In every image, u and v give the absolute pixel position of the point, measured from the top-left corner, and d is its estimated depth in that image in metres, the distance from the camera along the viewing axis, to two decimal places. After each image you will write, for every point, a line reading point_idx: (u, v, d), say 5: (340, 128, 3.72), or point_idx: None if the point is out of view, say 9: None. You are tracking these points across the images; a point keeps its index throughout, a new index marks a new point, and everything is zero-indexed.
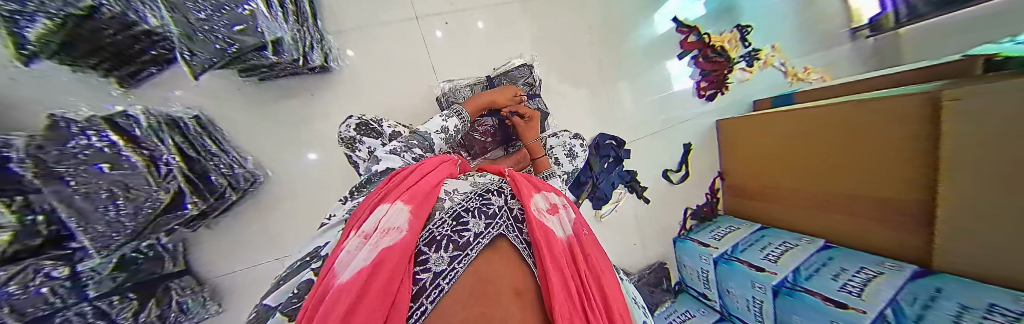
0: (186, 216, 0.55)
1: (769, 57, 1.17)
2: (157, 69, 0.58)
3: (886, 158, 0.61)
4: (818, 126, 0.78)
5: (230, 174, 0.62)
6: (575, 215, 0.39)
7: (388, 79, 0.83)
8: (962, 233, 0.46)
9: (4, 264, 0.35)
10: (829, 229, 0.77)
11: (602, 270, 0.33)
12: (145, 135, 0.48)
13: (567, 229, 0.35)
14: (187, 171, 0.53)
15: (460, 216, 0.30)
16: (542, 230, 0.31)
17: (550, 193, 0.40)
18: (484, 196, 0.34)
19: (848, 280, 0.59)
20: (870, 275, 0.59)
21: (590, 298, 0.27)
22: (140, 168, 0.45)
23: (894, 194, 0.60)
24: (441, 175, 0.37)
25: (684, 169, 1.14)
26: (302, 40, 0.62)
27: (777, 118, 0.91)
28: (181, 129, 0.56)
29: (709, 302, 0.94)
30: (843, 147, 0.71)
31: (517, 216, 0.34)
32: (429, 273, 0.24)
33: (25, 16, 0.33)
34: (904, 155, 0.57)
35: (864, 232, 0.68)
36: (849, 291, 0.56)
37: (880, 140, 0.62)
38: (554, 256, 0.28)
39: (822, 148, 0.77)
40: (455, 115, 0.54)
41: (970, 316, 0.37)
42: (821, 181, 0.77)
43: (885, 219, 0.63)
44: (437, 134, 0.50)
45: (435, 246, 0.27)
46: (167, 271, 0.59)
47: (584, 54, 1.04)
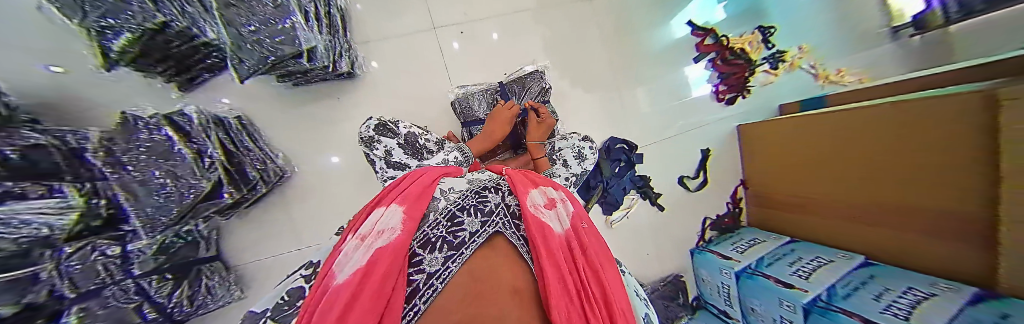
0: (223, 204, 0.60)
1: (794, 60, 1.11)
2: (210, 75, 0.67)
3: (934, 165, 0.55)
4: (852, 129, 0.73)
5: (263, 168, 0.67)
6: (575, 209, 0.38)
7: (406, 83, 0.89)
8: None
9: (71, 240, 0.40)
10: (871, 243, 0.70)
11: (605, 267, 0.32)
12: (197, 132, 0.54)
13: (566, 223, 0.34)
14: (227, 163, 0.58)
15: (455, 217, 0.31)
16: (539, 226, 0.30)
17: (548, 188, 0.40)
18: (480, 194, 0.35)
19: (894, 300, 0.53)
20: (919, 296, 0.52)
21: (589, 292, 0.26)
22: (189, 159, 0.50)
23: (946, 205, 0.54)
24: (434, 174, 0.38)
25: (701, 176, 1.09)
26: (332, 48, 0.68)
27: (806, 122, 0.86)
28: (225, 127, 0.62)
29: (730, 320, 0.87)
30: (881, 151, 0.66)
31: (514, 212, 0.34)
32: (423, 274, 0.24)
33: (114, 31, 0.42)
34: (957, 161, 0.51)
35: (911, 247, 0.62)
36: (895, 314, 0.50)
37: (924, 144, 0.57)
38: (551, 251, 0.28)
39: (859, 154, 0.71)
40: (455, 150, 0.58)
41: None
42: (860, 189, 0.71)
43: (936, 234, 0.57)
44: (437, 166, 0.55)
45: (429, 248, 0.27)
46: (200, 255, 0.65)
47: (595, 58, 1.05)
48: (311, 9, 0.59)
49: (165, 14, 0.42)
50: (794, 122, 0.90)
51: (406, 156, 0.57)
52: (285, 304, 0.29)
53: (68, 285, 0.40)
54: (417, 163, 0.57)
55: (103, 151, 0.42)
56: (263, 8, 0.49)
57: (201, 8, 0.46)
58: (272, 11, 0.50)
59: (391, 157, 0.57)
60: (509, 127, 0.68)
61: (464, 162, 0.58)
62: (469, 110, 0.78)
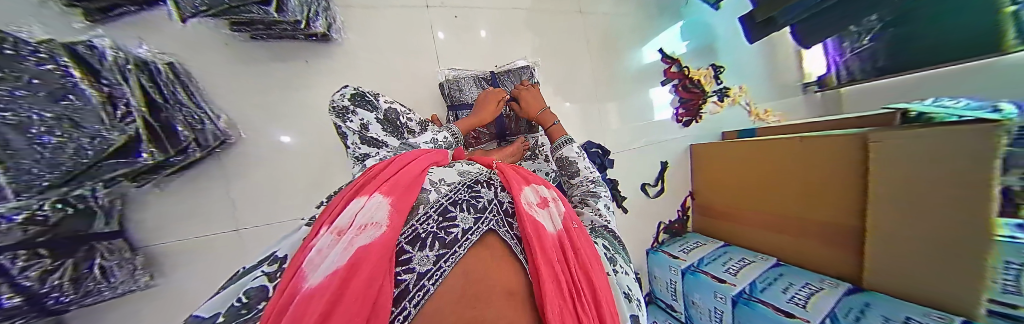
0: (139, 167, 0.49)
1: (736, 95, 1.32)
2: (137, 8, 0.54)
3: (828, 186, 0.72)
4: (769, 154, 0.90)
5: (199, 129, 0.56)
6: (565, 208, 0.41)
7: (388, 59, 0.83)
8: (897, 251, 0.56)
9: None
10: (780, 248, 0.85)
11: (592, 261, 0.35)
12: (109, 71, 0.43)
13: (557, 223, 0.36)
14: (149, 117, 0.48)
15: (447, 211, 0.30)
16: (533, 224, 0.32)
17: (541, 186, 0.42)
18: (473, 188, 0.35)
19: (797, 292, 0.67)
20: (813, 289, 0.67)
21: (581, 294, 0.28)
22: (94, 103, 0.40)
23: (835, 217, 0.69)
24: (423, 164, 0.36)
25: (659, 184, 1.22)
26: (308, 4, 0.61)
27: (745, 145, 1.00)
28: (151, 74, 0.50)
29: (674, 313, 0.98)
30: (795, 174, 0.81)
31: (507, 209, 0.35)
32: (412, 273, 0.23)
33: None
34: (848, 185, 0.67)
35: (807, 251, 0.77)
36: (796, 302, 0.63)
37: (823, 171, 0.73)
38: (544, 249, 0.30)
39: (773, 174, 0.88)
40: (445, 130, 0.57)
41: None
42: (773, 202, 0.87)
43: (825, 240, 0.72)
44: (426, 144, 0.52)
45: (419, 245, 0.26)
46: (94, 230, 0.50)
47: (580, 64, 1.12)
48: None
49: None
50: (735, 143, 1.05)
51: (383, 133, 0.53)
52: (242, 310, 0.25)
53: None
54: (396, 141, 0.53)
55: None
56: None
57: None
58: None
59: (367, 132, 0.52)
60: (497, 110, 0.69)
61: (454, 143, 0.58)
62: (459, 93, 0.76)
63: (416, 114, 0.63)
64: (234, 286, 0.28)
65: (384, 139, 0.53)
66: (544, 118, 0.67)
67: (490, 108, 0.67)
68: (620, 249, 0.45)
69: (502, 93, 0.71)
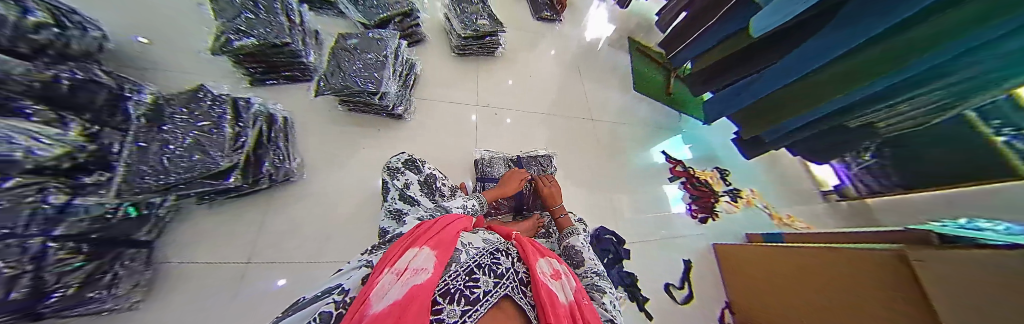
0: (219, 186, 0.56)
1: (750, 197, 1.35)
2: (280, 81, 0.84)
3: (878, 310, 0.60)
4: (806, 261, 0.82)
5: (278, 165, 0.67)
6: (576, 284, 0.42)
7: (435, 135, 1.02)
8: None
9: (30, 176, 0.41)
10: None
11: None
12: (247, 118, 0.62)
13: (569, 294, 0.37)
14: (251, 151, 0.60)
15: (472, 272, 0.32)
16: (547, 293, 0.34)
17: (552, 260, 0.45)
18: (495, 254, 0.38)
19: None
20: None
21: None
22: (227, 136, 0.55)
23: None
24: (455, 227, 0.41)
25: (687, 287, 1.08)
26: (400, 98, 0.91)
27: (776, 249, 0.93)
28: (270, 123, 0.69)
29: None
30: (843, 287, 0.70)
31: (523, 279, 0.37)
32: (442, 323, 0.24)
33: (242, 35, 0.66)
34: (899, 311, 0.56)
35: None
36: None
37: (873, 289, 0.62)
38: (561, 318, 0.30)
39: (815, 285, 0.77)
40: (473, 198, 0.64)
41: None
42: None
43: None
44: (457, 208, 0.59)
45: (450, 298, 0.27)
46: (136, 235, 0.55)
47: (591, 157, 1.28)
48: (399, 68, 0.88)
49: (289, 41, 0.71)
50: (760, 247, 1.00)
51: (419, 193, 0.60)
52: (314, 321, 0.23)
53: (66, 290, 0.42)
54: (428, 202, 0.58)
55: (142, 121, 0.52)
56: (366, 61, 0.78)
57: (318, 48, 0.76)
58: (372, 64, 0.78)
59: (408, 191, 0.59)
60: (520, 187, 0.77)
61: (479, 210, 0.63)
62: (491, 170, 0.90)
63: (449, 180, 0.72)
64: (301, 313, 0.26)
65: (420, 198, 0.59)
66: (555, 204, 0.75)
67: (513, 184, 0.76)
68: None
69: (524, 173, 0.81)
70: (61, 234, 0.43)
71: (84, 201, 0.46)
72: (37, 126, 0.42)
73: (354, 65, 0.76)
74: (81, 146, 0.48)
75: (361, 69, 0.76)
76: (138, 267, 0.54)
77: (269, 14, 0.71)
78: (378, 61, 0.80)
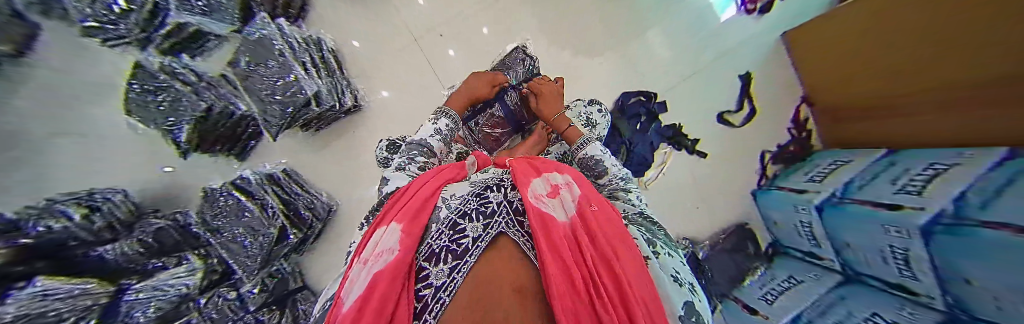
0: (291, 244, 0.78)
1: None
2: (255, 142, 0.80)
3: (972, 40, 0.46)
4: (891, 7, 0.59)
5: (313, 207, 0.83)
6: (582, 192, 0.37)
7: (413, 109, 1.00)
8: None
9: (204, 292, 0.61)
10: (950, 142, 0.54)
11: (620, 244, 0.29)
12: (258, 191, 0.74)
13: (570, 210, 0.32)
14: (285, 209, 0.76)
15: (457, 224, 0.30)
16: (540, 218, 0.29)
17: (552, 174, 0.40)
18: (482, 195, 0.35)
19: (910, 181, 0.54)
20: (938, 170, 0.51)
21: (600, 275, 0.23)
22: (255, 211, 0.70)
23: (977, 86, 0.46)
24: (436, 183, 0.39)
25: (746, 106, 0.93)
26: (336, 89, 0.86)
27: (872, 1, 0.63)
28: (278, 181, 0.79)
29: (820, 262, 0.72)
30: (944, 22, 0.50)
31: (518, 207, 0.34)
32: (431, 288, 0.23)
33: (176, 126, 0.61)
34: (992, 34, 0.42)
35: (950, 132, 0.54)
36: (909, 191, 0.52)
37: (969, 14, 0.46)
38: (560, 242, 0.25)
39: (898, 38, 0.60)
40: (444, 117, 0.62)
41: None
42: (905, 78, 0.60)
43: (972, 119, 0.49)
44: (432, 137, 0.58)
45: (435, 260, 0.26)
46: (292, 287, 0.80)
47: (583, 21, 1.01)
48: (308, 59, 0.81)
49: (207, 102, 0.64)
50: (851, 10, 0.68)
51: None
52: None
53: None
54: None
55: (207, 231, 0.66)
56: (269, 72, 0.72)
57: (226, 83, 0.67)
58: (274, 72, 0.73)
59: None
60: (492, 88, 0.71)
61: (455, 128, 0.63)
62: None
63: (440, 132, 0.59)
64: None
65: (411, 165, 0.52)
66: (548, 113, 0.66)
67: (484, 86, 0.70)
68: (665, 237, 0.39)
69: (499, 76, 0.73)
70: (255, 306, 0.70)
71: (246, 287, 0.69)
72: (175, 269, 0.57)
73: (263, 87, 0.72)
74: (210, 263, 0.64)
75: (273, 83, 0.73)
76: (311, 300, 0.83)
77: (180, 96, 0.60)
78: (296, 94, 0.76)
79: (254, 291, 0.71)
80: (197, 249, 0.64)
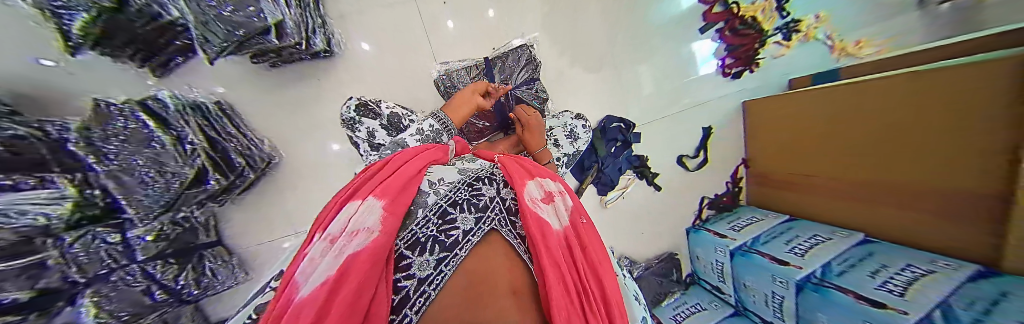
0: (212, 190, 0.64)
1: (811, 29, 0.98)
2: (184, 58, 0.67)
3: (880, 144, 0.64)
4: (818, 107, 0.80)
5: (247, 154, 0.71)
6: (573, 203, 0.37)
7: (389, 71, 0.90)
8: (947, 216, 0.53)
9: (69, 230, 0.46)
10: (907, 231, 0.61)
11: (600, 259, 0.33)
12: (175, 120, 0.59)
13: (563, 218, 0.33)
14: (210, 150, 0.62)
15: (447, 213, 0.30)
16: (537, 222, 0.30)
17: (546, 179, 0.38)
18: (473, 187, 0.34)
19: (798, 243, 0.73)
20: (818, 240, 0.72)
21: (589, 295, 0.27)
22: (167, 146, 0.55)
23: (888, 178, 0.63)
24: (421, 162, 0.36)
25: (701, 155, 1.05)
26: (304, 24, 0.68)
27: (836, 93, 0.75)
28: (202, 112, 0.65)
29: (722, 296, 0.89)
30: (859, 127, 0.69)
31: (510, 206, 0.34)
32: (413, 279, 0.22)
33: (69, 12, 0.44)
34: (903, 143, 0.59)
35: (847, 210, 0.73)
36: (794, 253, 0.71)
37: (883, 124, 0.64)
38: (550, 250, 0.27)
39: (818, 131, 0.80)
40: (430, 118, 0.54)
41: (882, 272, 0.55)
42: (820, 162, 0.79)
43: (876, 204, 0.67)
44: (412, 137, 0.51)
45: (419, 249, 0.25)
46: (200, 241, 0.69)
47: (590, 31, 1.00)
48: None
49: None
50: (816, 96, 0.81)
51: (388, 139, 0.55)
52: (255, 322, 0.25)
53: (193, 285, 0.64)
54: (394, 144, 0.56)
55: (93, 156, 0.47)
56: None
57: None
58: None
59: (375, 139, 0.56)
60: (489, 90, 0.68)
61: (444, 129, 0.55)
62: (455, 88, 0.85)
63: (423, 133, 0.52)
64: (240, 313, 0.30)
65: None
66: (532, 145, 0.65)
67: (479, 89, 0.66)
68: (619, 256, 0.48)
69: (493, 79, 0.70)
70: (144, 257, 0.57)
71: (135, 232, 0.55)
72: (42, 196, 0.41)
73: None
74: (89, 195, 0.47)
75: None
76: (222, 260, 0.72)
77: None
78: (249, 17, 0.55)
79: (147, 239, 0.57)
80: (69, 174, 0.45)
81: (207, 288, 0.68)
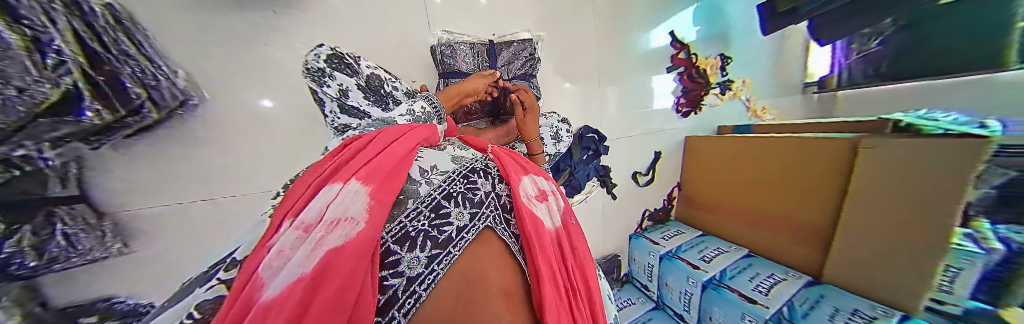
0: (89, 127, 0.43)
1: (738, 90, 1.29)
2: None
3: (777, 188, 0.88)
4: (736, 153, 1.03)
5: (154, 84, 0.50)
6: (563, 204, 0.39)
7: (367, 22, 0.77)
8: (814, 242, 0.78)
9: None
10: (782, 252, 0.86)
11: (582, 256, 0.37)
12: (29, 8, 0.34)
13: (556, 219, 0.35)
14: (87, 66, 0.40)
15: (440, 207, 0.26)
16: (533, 220, 0.30)
17: (541, 178, 0.38)
18: (468, 178, 0.31)
19: (706, 253, 0.94)
20: (721, 250, 0.96)
21: (575, 294, 0.30)
22: (14, 46, 0.32)
23: (778, 214, 0.88)
24: (410, 143, 0.32)
25: (651, 174, 1.23)
26: None
27: (750, 145, 0.99)
28: (86, 16, 0.42)
29: (648, 292, 1.07)
30: (763, 174, 0.94)
31: (505, 203, 0.31)
32: (401, 278, 0.21)
33: None
34: (794, 190, 0.83)
35: (744, 232, 0.99)
36: (704, 259, 0.91)
37: (779, 175, 0.88)
38: (545, 251, 0.28)
39: (733, 171, 1.04)
40: (423, 98, 0.50)
41: (756, 277, 0.79)
42: (732, 195, 1.03)
43: (763, 230, 0.92)
44: (402, 116, 0.47)
45: (408, 245, 0.23)
46: (51, 195, 0.42)
47: (585, 43, 1.07)
48: None
49: None
50: (735, 144, 1.04)
51: (366, 102, 0.47)
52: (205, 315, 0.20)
53: (30, 254, 0.40)
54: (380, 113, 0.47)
55: None
56: None
57: None
58: None
59: (347, 100, 0.46)
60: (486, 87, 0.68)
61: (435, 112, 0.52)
62: (451, 61, 0.76)
63: (413, 114, 0.48)
64: (182, 304, 0.24)
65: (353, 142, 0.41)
66: (527, 132, 0.68)
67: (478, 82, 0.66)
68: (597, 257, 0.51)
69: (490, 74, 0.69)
70: None
71: None
72: None
73: None
74: None
75: None
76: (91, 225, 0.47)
77: None
78: None
79: None
80: None
81: (51, 260, 0.43)
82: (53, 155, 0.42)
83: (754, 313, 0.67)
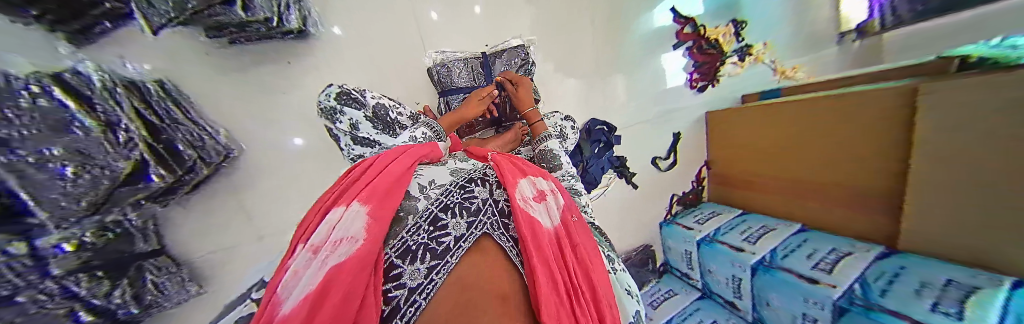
0: (155, 190, 0.50)
1: (759, 54, 1.17)
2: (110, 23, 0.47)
3: (828, 153, 0.77)
4: (771, 121, 0.93)
5: (201, 145, 0.57)
6: (563, 201, 0.38)
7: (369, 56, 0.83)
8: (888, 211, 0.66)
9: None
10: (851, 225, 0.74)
11: (590, 256, 0.35)
12: (100, 97, 0.43)
13: (554, 218, 0.34)
14: (150, 138, 0.49)
15: (438, 219, 0.27)
16: (528, 222, 0.29)
17: (540, 178, 0.38)
18: (466, 188, 0.31)
19: (750, 234, 0.86)
20: (767, 229, 0.87)
21: (579, 295, 0.28)
22: (93, 132, 0.41)
23: (835, 182, 0.76)
24: (409, 160, 0.33)
25: (672, 157, 1.15)
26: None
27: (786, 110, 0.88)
28: (143, 94, 0.50)
29: (689, 281, 0.99)
30: (807, 139, 0.83)
31: (503, 208, 0.31)
32: (403, 289, 0.21)
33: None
34: (850, 153, 0.72)
35: (799, 207, 0.87)
36: (749, 240, 0.83)
37: (827, 138, 0.77)
38: (541, 251, 0.27)
39: (771, 141, 0.93)
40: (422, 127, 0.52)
41: (816, 256, 0.69)
42: (775, 167, 0.93)
43: (821, 202, 0.81)
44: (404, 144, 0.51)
45: (410, 258, 0.23)
46: (140, 250, 0.49)
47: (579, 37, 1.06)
48: None
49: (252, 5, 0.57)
50: (768, 112, 0.94)
51: (375, 131, 0.50)
52: None
53: (131, 303, 0.48)
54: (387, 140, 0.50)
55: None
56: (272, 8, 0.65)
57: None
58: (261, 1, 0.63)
59: (358, 132, 0.49)
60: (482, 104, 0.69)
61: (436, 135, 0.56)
62: (448, 78, 0.79)
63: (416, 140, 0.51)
64: None
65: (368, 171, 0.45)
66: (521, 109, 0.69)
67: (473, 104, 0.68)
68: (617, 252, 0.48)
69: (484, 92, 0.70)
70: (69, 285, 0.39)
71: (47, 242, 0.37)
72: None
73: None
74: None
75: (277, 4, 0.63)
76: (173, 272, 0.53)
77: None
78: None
79: (65, 248, 0.39)
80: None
81: (148, 306, 0.50)
82: (137, 215, 0.49)
83: (817, 296, 0.59)
